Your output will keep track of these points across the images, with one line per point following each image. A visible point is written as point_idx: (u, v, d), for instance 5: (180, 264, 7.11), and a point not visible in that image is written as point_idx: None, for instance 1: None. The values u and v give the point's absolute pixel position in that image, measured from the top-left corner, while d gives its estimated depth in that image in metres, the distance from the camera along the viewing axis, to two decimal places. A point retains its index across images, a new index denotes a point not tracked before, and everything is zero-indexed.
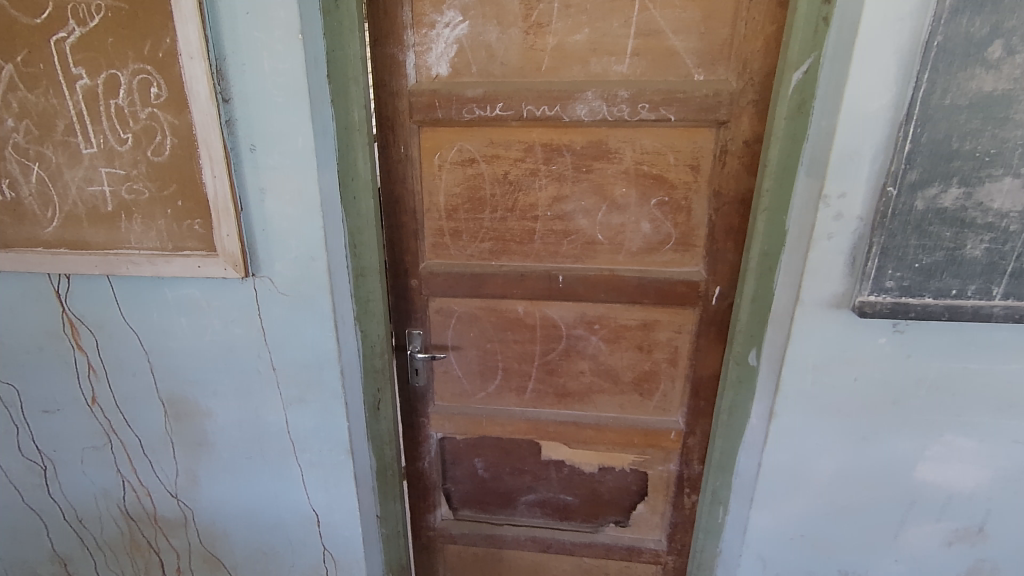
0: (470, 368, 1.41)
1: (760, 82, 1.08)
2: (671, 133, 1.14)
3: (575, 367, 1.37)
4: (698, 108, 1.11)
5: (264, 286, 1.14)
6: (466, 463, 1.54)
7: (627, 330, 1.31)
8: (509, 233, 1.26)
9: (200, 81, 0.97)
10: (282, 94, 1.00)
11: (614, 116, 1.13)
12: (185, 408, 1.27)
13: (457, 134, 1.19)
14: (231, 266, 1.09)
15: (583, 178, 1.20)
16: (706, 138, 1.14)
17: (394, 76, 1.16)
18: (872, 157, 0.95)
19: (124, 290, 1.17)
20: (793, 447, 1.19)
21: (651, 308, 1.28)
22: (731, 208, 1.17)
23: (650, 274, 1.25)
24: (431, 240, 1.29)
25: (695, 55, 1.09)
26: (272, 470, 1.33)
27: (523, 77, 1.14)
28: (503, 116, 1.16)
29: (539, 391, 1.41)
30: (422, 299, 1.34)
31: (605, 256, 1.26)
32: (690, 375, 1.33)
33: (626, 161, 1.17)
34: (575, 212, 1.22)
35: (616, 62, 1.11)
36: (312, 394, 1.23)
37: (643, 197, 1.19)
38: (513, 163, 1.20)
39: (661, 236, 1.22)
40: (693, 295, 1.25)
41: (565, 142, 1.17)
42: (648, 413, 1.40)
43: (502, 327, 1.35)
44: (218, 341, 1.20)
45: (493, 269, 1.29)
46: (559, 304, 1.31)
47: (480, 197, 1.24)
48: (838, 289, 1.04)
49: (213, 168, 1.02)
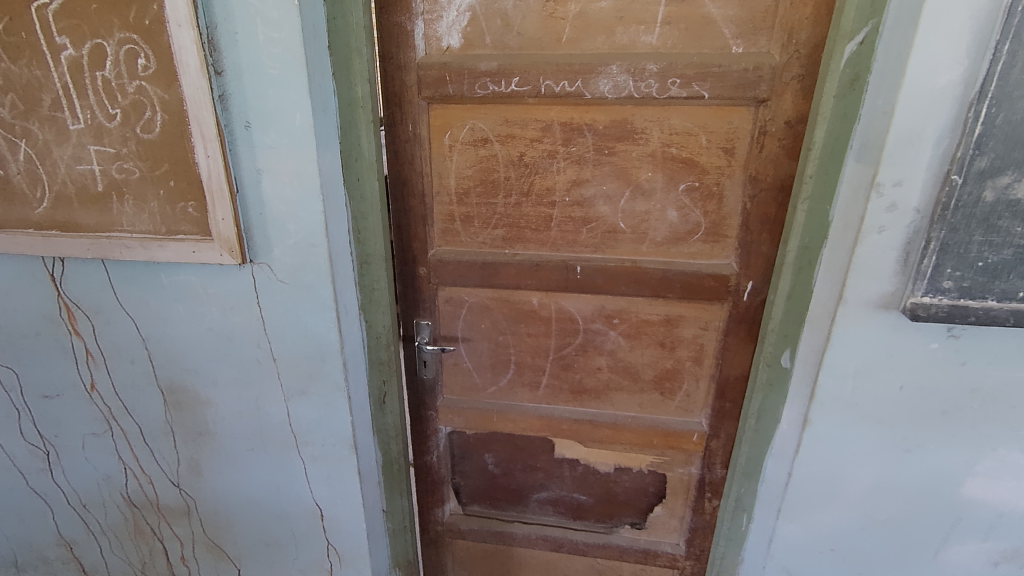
0: (481, 361, 1.34)
1: (808, 55, 0.96)
2: (704, 112, 1.03)
3: (591, 364, 1.29)
4: (735, 84, 0.99)
5: (262, 274, 1.08)
6: (476, 458, 1.48)
7: (649, 325, 1.23)
8: (523, 220, 1.18)
9: (189, 52, 0.89)
10: (278, 67, 0.92)
11: (641, 93, 1.02)
12: (185, 396, 1.23)
13: (469, 111, 1.10)
14: (228, 252, 1.02)
15: (605, 162, 1.10)
16: (743, 118, 1.02)
17: (401, 48, 1.07)
18: (934, 140, 0.83)
19: (119, 275, 1.12)
20: (828, 457, 1.10)
21: (676, 303, 1.19)
22: (768, 195, 1.06)
23: (676, 267, 1.15)
24: (440, 225, 1.21)
25: (734, 23, 0.97)
26: (274, 462, 1.28)
27: (541, 49, 1.04)
28: (520, 92, 1.06)
29: (554, 387, 1.34)
30: (431, 288, 1.27)
31: (627, 246, 1.16)
32: (716, 375, 1.24)
33: (653, 142, 1.07)
34: (596, 198, 1.13)
35: (645, 32, 1.00)
36: (314, 387, 1.18)
37: (671, 182, 1.09)
38: (529, 144, 1.11)
39: (689, 225, 1.12)
40: (722, 290, 1.15)
41: (586, 121, 1.07)
42: (669, 413, 1.31)
43: (515, 319, 1.27)
44: (217, 329, 1.14)
45: (506, 258, 1.21)
46: (576, 296, 1.22)
47: (493, 179, 1.15)
48: (887, 288, 0.94)
49: (205, 147, 0.95)
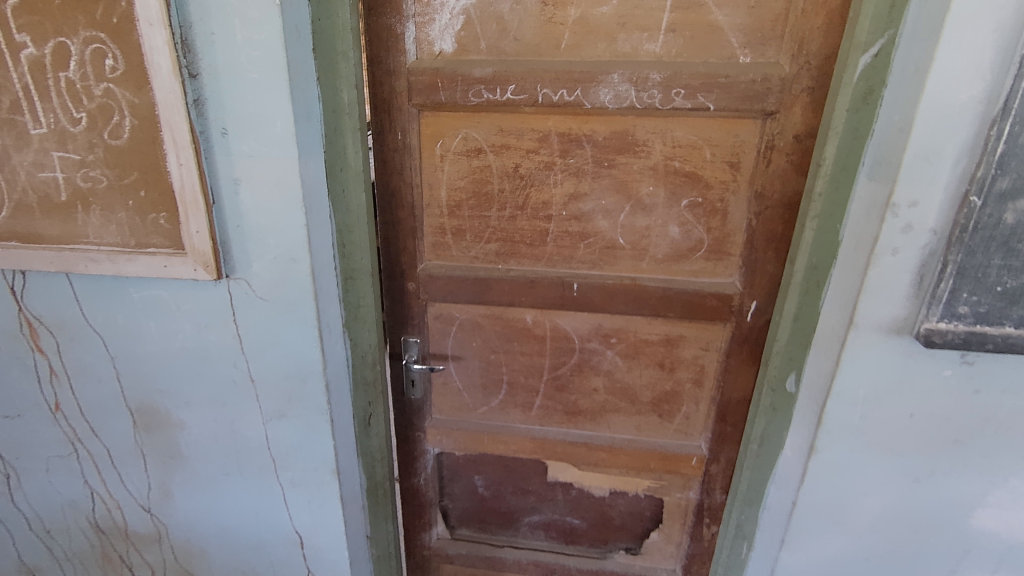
0: (471, 381, 1.28)
1: (818, 67, 0.92)
2: (709, 125, 0.98)
3: (587, 384, 1.24)
4: (742, 95, 0.94)
5: (239, 289, 1.01)
6: (466, 480, 1.42)
7: (647, 345, 1.17)
8: (518, 234, 1.12)
9: (161, 53, 0.83)
10: (257, 70, 0.85)
11: (643, 103, 0.97)
12: (156, 418, 1.15)
13: (462, 119, 1.05)
14: (202, 266, 0.96)
15: (604, 175, 1.05)
16: (750, 131, 0.98)
17: (391, 52, 1.01)
18: (953, 159, 0.79)
19: (85, 289, 1.04)
20: (835, 486, 1.05)
21: (676, 323, 1.14)
22: (775, 212, 1.02)
23: (677, 286, 1.10)
24: (430, 238, 1.15)
25: (742, 32, 0.92)
26: (252, 487, 1.21)
27: (539, 56, 0.99)
28: (516, 101, 1.01)
29: (547, 408, 1.28)
30: (420, 304, 1.21)
31: (626, 262, 1.11)
32: (716, 398, 1.19)
33: (655, 155, 1.02)
34: (594, 212, 1.08)
35: (648, 39, 0.95)
36: (294, 409, 1.11)
37: (673, 198, 1.04)
38: (525, 155, 1.05)
39: (691, 242, 1.07)
40: (725, 309, 1.10)
41: (585, 132, 1.02)
42: (667, 436, 1.26)
43: (508, 337, 1.22)
44: (191, 348, 1.07)
45: (499, 274, 1.15)
46: (572, 314, 1.17)
47: (486, 191, 1.09)
48: (900, 312, 0.89)
49: (178, 155, 0.88)
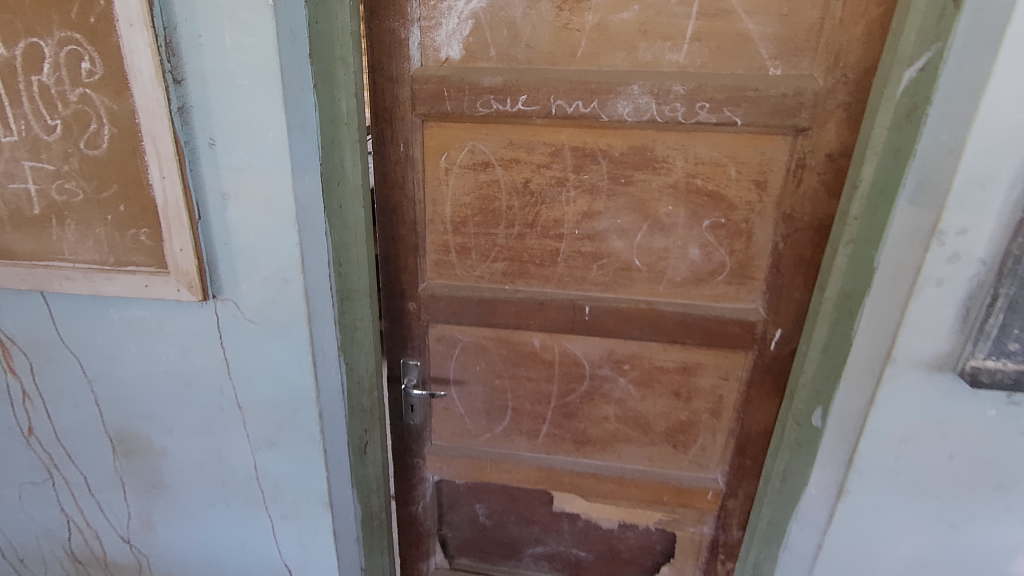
0: (474, 406, 1.21)
1: (855, 81, 0.85)
2: (735, 141, 0.91)
3: (597, 412, 1.17)
4: (772, 111, 0.88)
5: (226, 311, 0.93)
6: (466, 509, 1.35)
7: (663, 372, 1.10)
8: (527, 253, 1.05)
9: (143, 57, 0.75)
10: (248, 76, 0.78)
11: (664, 117, 0.91)
12: (136, 445, 1.08)
13: (468, 131, 0.98)
14: (186, 286, 0.88)
15: (621, 192, 0.98)
16: (778, 148, 0.91)
17: (394, 58, 0.94)
18: (1009, 184, 0.71)
19: (61, 308, 0.97)
20: (866, 529, 0.97)
21: (694, 349, 1.07)
22: (804, 235, 0.95)
23: (697, 311, 1.03)
24: (433, 256, 1.08)
25: (773, 43, 0.85)
26: (238, 518, 1.13)
27: (553, 64, 0.92)
28: (527, 112, 0.94)
29: (554, 436, 1.21)
30: (421, 325, 1.14)
31: (642, 285, 1.04)
32: (735, 429, 1.12)
33: (675, 172, 0.95)
34: (609, 232, 1.01)
35: (671, 49, 0.88)
36: (284, 438, 1.03)
37: (694, 218, 0.97)
38: (536, 170, 0.99)
39: (712, 265, 1.00)
40: (747, 337, 1.03)
41: (601, 146, 0.95)
42: (682, 468, 1.18)
43: (514, 361, 1.15)
44: (174, 372, 1.00)
45: (506, 295, 1.08)
46: (582, 339, 1.10)
47: (494, 208, 1.02)
48: (943, 347, 0.82)
49: (161, 167, 0.81)
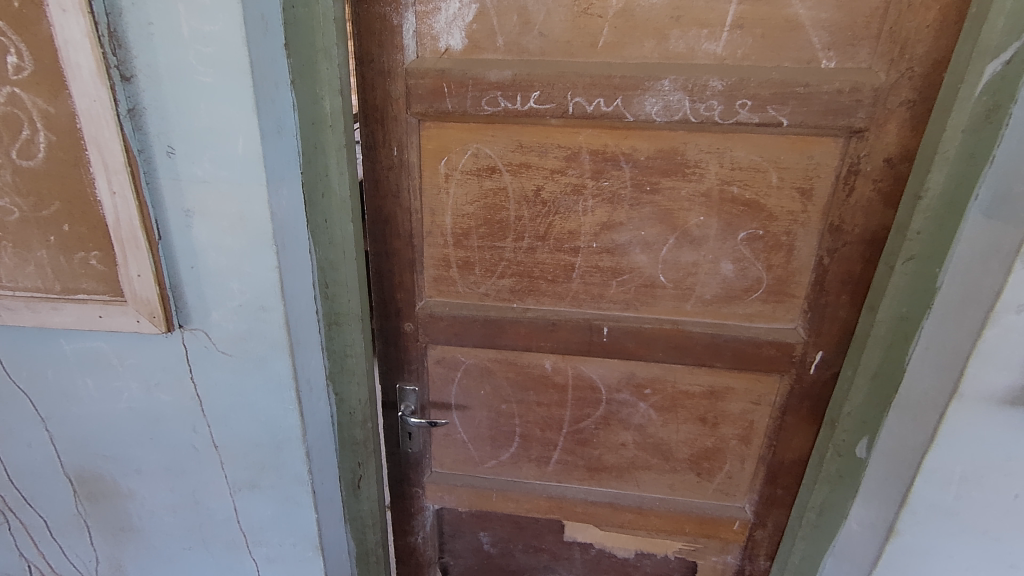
0: (478, 433, 1.11)
1: (923, 75, 0.74)
2: (778, 143, 0.80)
3: (614, 439, 1.06)
4: (824, 109, 0.76)
5: (196, 342, 0.81)
6: (469, 537, 1.25)
7: (687, 398, 1.00)
8: (538, 269, 0.94)
9: (80, 49, 0.62)
10: (211, 73, 0.65)
11: (699, 117, 0.79)
12: (101, 487, 0.96)
13: (472, 132, 0.86)
14: (148, 317, 0.76)
15: (645, 202, 0.86)
16: (828, 152, 0.80)
17: (385, 48, 0.81)
18: None
19: (5, 339, 0.84)
20: (915, 573, 0.85)
21: (723, 373, 0.97)
22: (853, 249, 0.84)
23: (728, 333, 0.92)
24: (431, 272, 0.97)
25: (827, 30, 0.74)
26: (219, 563, 1.02)
27: (570, 56, 0.80)
28: (540, 111, 0.82)
29: (566, 463, 1.11)
30: (420, 348, 1.03)
31: (667, 304, 0.93)
32: (766, 458, 1.02)
33: (708, 179, 0.83)
34: (631, 245, 0.89)
35: (707, 38, 0.76)
36: (266, 479, 0.92)
37: (728, 230, 0.86)
38: (548, 176, 0.87)
39: (747, 282, 0.89)
40: (784, 361, 0.93)
41: (624, 149, 0.84)
42: (705, 497, 1.09)
43: (523, 385, 1.04)
44: (139, 410, 0.88)
45: (514, 315, 0.97)
46: (599, 361, 0.99)
47: (500, 219, 0.91)
48: (1018, 381, 0.70)
49: (110, 181, 0.68)
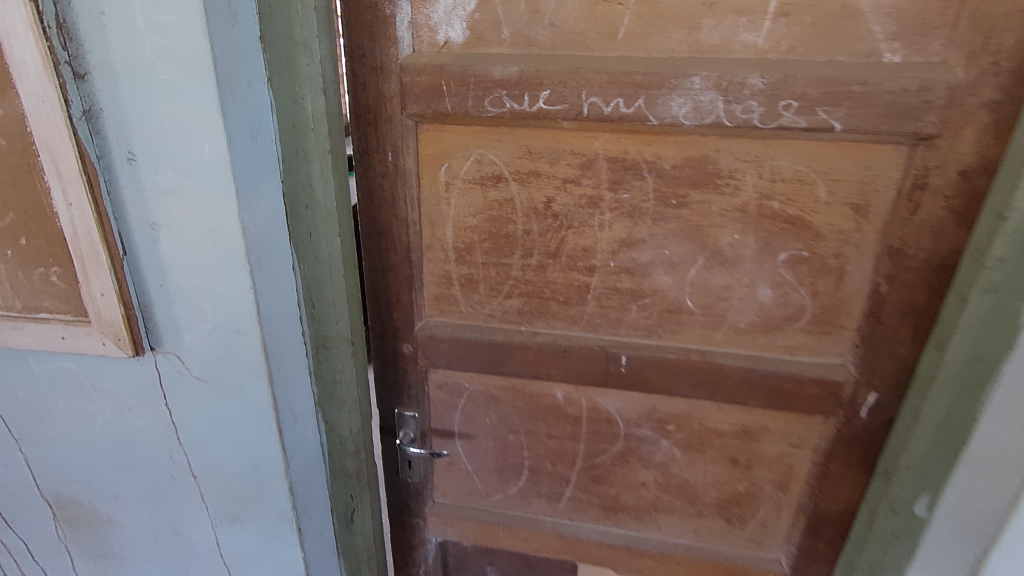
0: (483, 463, 1.01)
1: (1011, 70, 0.61)
2: (827, 150, 0.68)
3: (633, 477, 0.96)
4: (885, 111, 0.64)
5: (169, 365, 0.74)
6: (475, 570, 1.14)
7: (716, 437, 0.89)
8: (548, 289, 0.84)
9: (25, 45, 0.55)
10: (171, 69, 0.57)
11: (735, 120, 0.68)
12: (79, 512, 0.90)
13: (474, 136, 0.76)
14: (113, 339, 0.69)
15: (671, 216, 0.76)
16: (888, 161, 0.68)
17: (378, 42, 0.73)
18: None
19: None
20: None
21: (757, 411, 0.85)
22: (916, 275, 0.71)
23: (764, 367, 0.81)
24: (432, 290, 0.88)
25: (892, 17, 0.62)
26: None
27: (586, 50, 0.70)
28: (551, 113, 0.72)
29: (579, 500, 1.00)
30: (420, 371, 0.94)
31: (695, 332, 0.82)
32: (807, 507, 0.90)
33: (744, 192, 0.72)
34: (653, 264, 0.79)
35: (746, 27, 0.65)
36: (248, 513, 0.84)
37: (766, 250, 0.75)
38: (560, 187, 0.77)
39: (788, 310, 0.78)
40: (830, 401, 0.80)
41: (647, 156, 0.73)
42: (736, 545, 0.97)
43: (532, 415, 0.94)
44: (113, 435, 0.81)
45: (522, 339, 0.87)
46: (616, 393, 0.89)
47: (507, 233, 0.81)
48: None
49: (65, 191, 0.62)
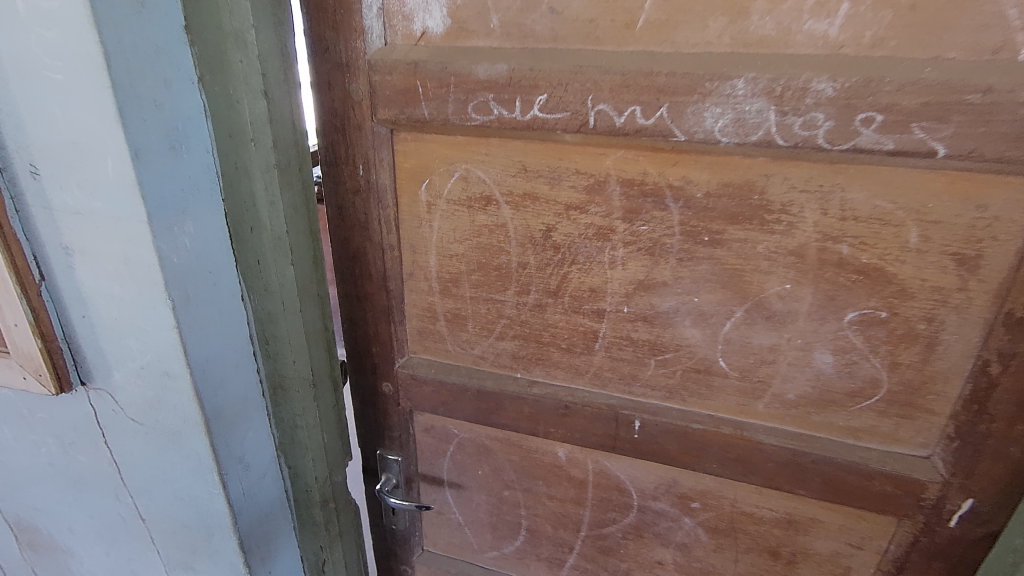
0: (475, 518, 0.88)
1: None
2: (923, 182, 0.50)
3: (647, 555, 0.80)
4: (1015, 131, 0.45)
5: (103, 404, 0.65)
6: None
7: (752, 523, 0.71)
8: (548, 334, 0.69)
9: None
10: (60, 68, 0.46)
11: (792, 138, 0.50)
12: (40, 539, 0.84)
13: (459, 148, 0.62)
14: (34, 375, 0.60)
15: (701, 256, 0.59)
16: (1014, 199, 0.48)
17: (341, 33, 0.60)
18: None
19: None
20: None
21: (806, 501, 0.67)
22: None
23: (817, 451, 0.63)
24: (414, 324, 0.75)
25: None
26: None
27: (595, 43, 0.54)
28: (549, 123, 0.57)
29: (584, 571, 0.85)
30: (403, 413, 0.82)
31: (729, 399, 0.65)
32: None
33: (802, 231, 0.55)
34: (677, 314, 0.62)
35: (814, 12, 0.47)
36: (201, 563, 0.75)
37: (827, 307, 0.57)
38: (562, 214, 0.62)
39: (855, 384, 0.59)
40: (906, 502, 0.62)
41: (672, 180, 0.57)
42: None
43: (530, 473, 0.80)
44: (60, 468, 0.74)
45: (516, 389, 0.73)
46: (629, 459, 0.73)
47: (498, 265, 0.67)
48: None
49: None
